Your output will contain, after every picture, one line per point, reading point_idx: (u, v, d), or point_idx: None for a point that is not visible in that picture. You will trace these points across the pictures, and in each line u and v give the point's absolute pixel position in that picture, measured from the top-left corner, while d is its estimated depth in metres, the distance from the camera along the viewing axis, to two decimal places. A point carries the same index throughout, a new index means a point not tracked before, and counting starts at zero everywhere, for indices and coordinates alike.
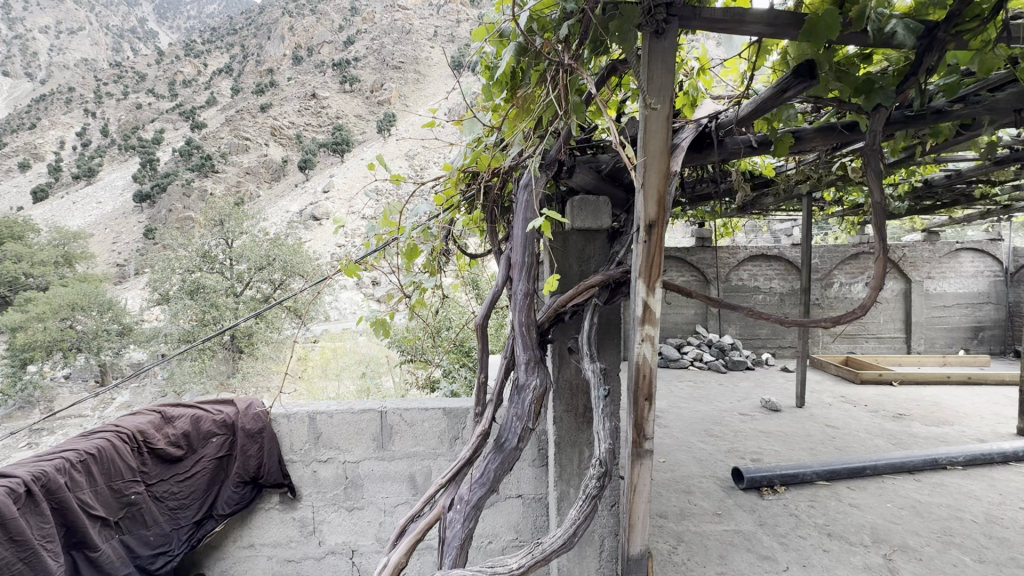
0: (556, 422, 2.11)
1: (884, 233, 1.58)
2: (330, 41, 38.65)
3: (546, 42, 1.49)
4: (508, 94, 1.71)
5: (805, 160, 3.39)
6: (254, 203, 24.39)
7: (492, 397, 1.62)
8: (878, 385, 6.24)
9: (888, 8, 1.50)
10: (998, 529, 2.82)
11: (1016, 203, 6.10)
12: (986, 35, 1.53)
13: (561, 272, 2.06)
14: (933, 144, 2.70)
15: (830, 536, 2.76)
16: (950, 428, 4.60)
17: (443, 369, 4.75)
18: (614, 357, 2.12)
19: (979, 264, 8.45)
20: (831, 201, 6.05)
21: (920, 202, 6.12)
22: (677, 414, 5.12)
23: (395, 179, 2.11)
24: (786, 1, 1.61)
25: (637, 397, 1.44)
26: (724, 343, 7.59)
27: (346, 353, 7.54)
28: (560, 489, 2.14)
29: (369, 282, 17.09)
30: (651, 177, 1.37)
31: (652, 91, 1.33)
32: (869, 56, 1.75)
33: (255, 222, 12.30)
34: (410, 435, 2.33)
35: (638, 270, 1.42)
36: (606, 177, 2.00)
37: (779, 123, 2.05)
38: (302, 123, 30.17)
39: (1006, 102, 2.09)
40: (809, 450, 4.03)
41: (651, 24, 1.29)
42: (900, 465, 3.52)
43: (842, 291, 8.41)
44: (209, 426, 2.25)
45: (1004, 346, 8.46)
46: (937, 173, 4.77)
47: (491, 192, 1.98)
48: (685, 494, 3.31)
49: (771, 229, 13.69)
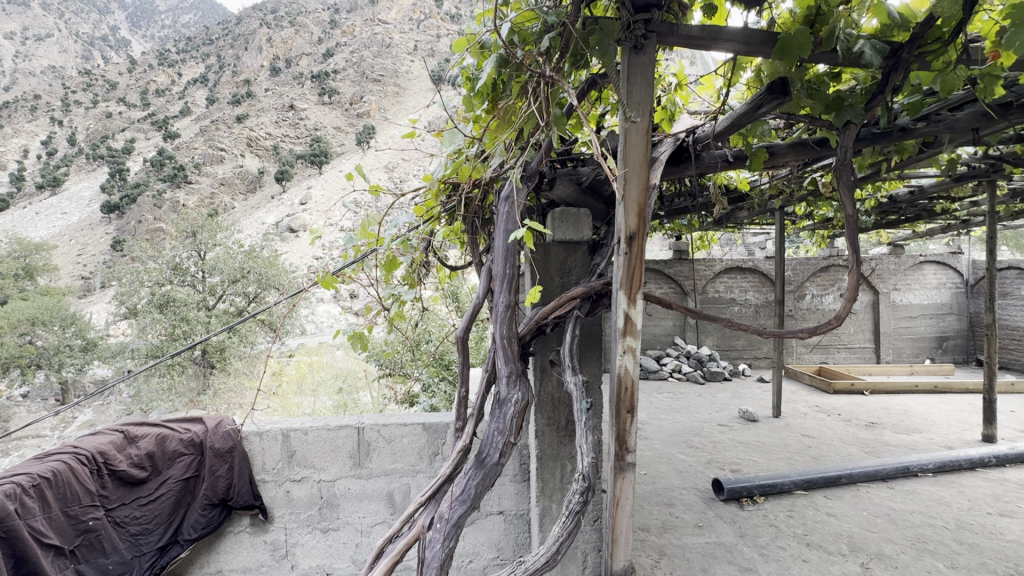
0: (537, 436, 2.08)
1: (857, 247, 1.62)
2: (308, 53, 38.44)
3: (526, 54, 1.50)
4: (489, 105, 1.71)
5: (777, 175, 3.47)
6: (229, 214, 23.91)
7: (472, 412, 1.59)
8: (850, 395, 6.40)
9: (856, 30, 1.58)
10: (968, 535, 2.88)
11: (974, 218, 6.39)
12: (947, 56, 1.61)
13: (542, 284, 2.05)
14: (898, 161, 2.81)
15: (809, 546, 2.78)
16: (919, 435, 4.72)
17: (422, 384, 4.68)
18: (596, 370, 2.11)
19: (942, 276, 8.81)
20: (803, 215, 6.23)
21: (885, 217, 6.36)
22: (657, 425, 5.14)
23: (373, 189, 2.07)
24: (759, 21, 1.67)
25: (619, 410, 1.43)
26: (701, 355, 7.69)
27: (322, 368, 7.38)
28: (542, 504, 2.10)
29: (346, 295, 16.86)
30: (631, 189, 1.37)
31: (632, 104, 1.34)
32: (838, 75, 1.82)
33: (229, 234, 12.04)
34: (388, 452, 2.26)
35: (619, 282, 1.41)
36: (586, 189, 2.04)
37: (754, 138, 2.11)
38: (279, 134, 29.87)
39: (964, 122, 2.20)
40: (787, 460, 4.08)
41: (630, 39, 1.31)
42: (874, 473, 3.59)
43: (814, 303, 8.63)
44: (176, 446, 2.15)
45: (967, 355, 8.80)
46: (901, 189, 4.96)
47: (471, 203, 1.96)
48: (666, 506, 3.30)
49: (745, 243, 14.05)
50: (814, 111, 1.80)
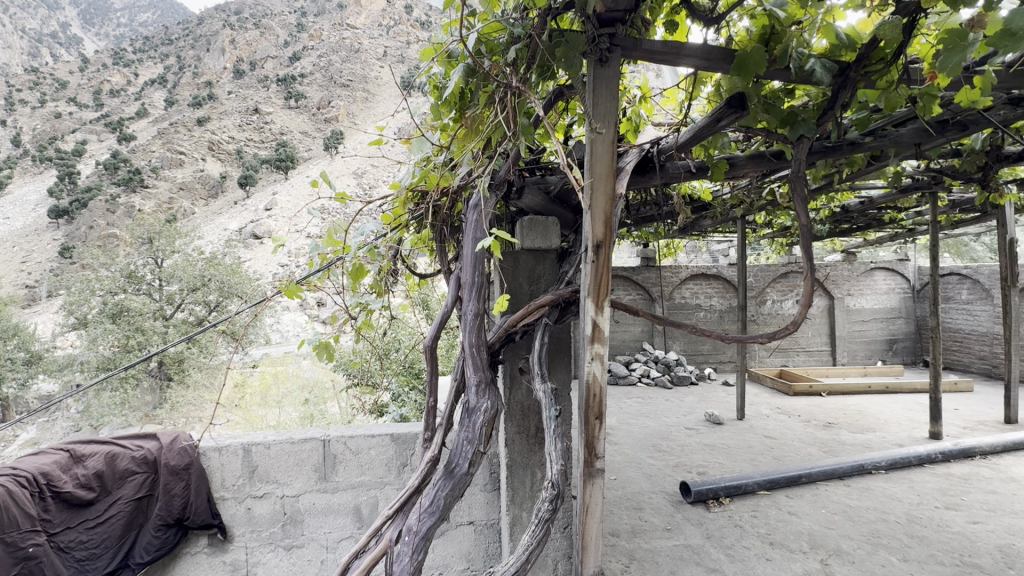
0: (507, 444, 2.08)
1: (811, 255, 1.69)
2: (274, 56, 37.58)
3: (493, 64, 1.51)
4: (457, 114, 1.72)
5: (738, 186, 3.61)
6: (188, 220, 23.04)
7: (442, 422, 1.58)
8: (809, 397, 6.66)
9: (807, 49, 1.67)
10: (917, 528, 3.03)
11: (919, 228, 6.79)
12: (889, 76, 1.71)
13: (511, 292, 2.06)
14: (849, 173, 2.96)
15: (772, 545, 2.86)
16: (872, 434, 4.94)
17: (391, 393, 4.60)
18: (565, 377, 2.13)
19: (891, 282, 9.29)
20: (763, 224, 6.46)
21: (838, 226, 6.69)
22: (626, 430, 5.20)
23: (340, 197, 2.04)
24: (718, 38, 1.75)
25: (588, 416, 1.44)
26: (669, 359, 7.86)
27: (287, 378, 7.15)
28: (513, 513, 2.10)
29: (314, 303, 16.47)
30: (597, 199, 1.39)
31: (597, 116, 1.37)
32: (791, 91, 1.91)
33: (188, 240, 11.59)
34: (356, 464, 2.21)
35: (586, 290, 1.43)
36: (554, 198, 2.07)
37: (715, 149, 2.19)
38: (243, 138, 29.08)
39: (907, 137, 2.34)
40: (750, 461, 4.21)
41: (595, 52, 1.34)
42: (831, 472, 3.74)
43: (774, 308, 8.96)
44: (127, 464, 2.04)
45: (915, 356, 9.29)
46: (852, 199, 5.21)
47: (439, 212, 1.96)
48: (635, 511, 3.33)
49: (709, 250, 14.49)
50: (771, 125, 1.87)
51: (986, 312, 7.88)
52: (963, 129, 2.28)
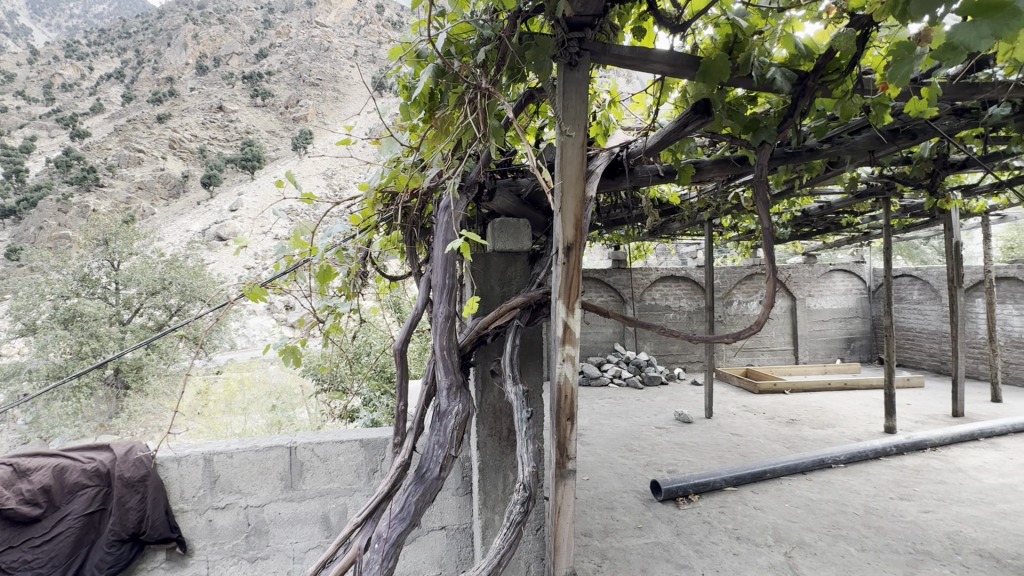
0: (479, 447, 2.08)
1: (773, 257, 1.74)
2: (239, 53, 36.47)
3: (463, 65, 1.51)
4: (427, 114, 1.70)
5: (705, 190, 3.70)
6: (147, 220, 22.10)
7: (412, 426, 1.56)
8: (773, 395, 6.88)
9: (768, 58, 1.73)
10: (874, 519, 3.16)
11: (873, 232, 7.11)
12: (845, 86, 1.79)
13: (482, 294, 2.06)
14: (808, 178, 3.08)
15: (738, 540, 2.93)
16: (832, 430, 5.13)
17: (362, 398, 4.52)
18: (537, 378, 2.14)
19: (848, 283, 9.70)
20: (729, 227, 6.65)
21: (799, 229, 6.94)
22: (598, 431, 5.25)
23: (306, 198, 2.00)
24: (684, 45, 1.80)
25: (559, 417, 1.44)
26: (640, 360, 8.00)
27: (253, 384, 6.92)
28: (485, 516, 2.08)
29: (281, 307, 16.03)
30: (568, 201, 1.39)
31: (567, 119, 1.38)
32: (753, 99, 1.97)
33: (147, 242, 11.10)
34: (324, 471, 2.16)
35: (557, 291, 1.43)
36: (525, 201, 2.09)
37: (682, 153, 2.24)
38: (206, 136, 28.13)
39: (862, 144, 2.45)
40: (718, 458, 4.31)
41: (565, 56, 1.35)
42: (794, 467, 3.87)
43: (740, 309, 9.22)
44: (76, 478, 1.93)
45: (871, 354, 9.71)
46: (812, 204, 5.42)
47: (409, 213, 1.94)
48: (607, 510, 3.36)
49: (678, 253, 14.83)
50: (735, 130, 1.93)
51: (935, 311, 8.31)
52: (912, 138, 2.40)
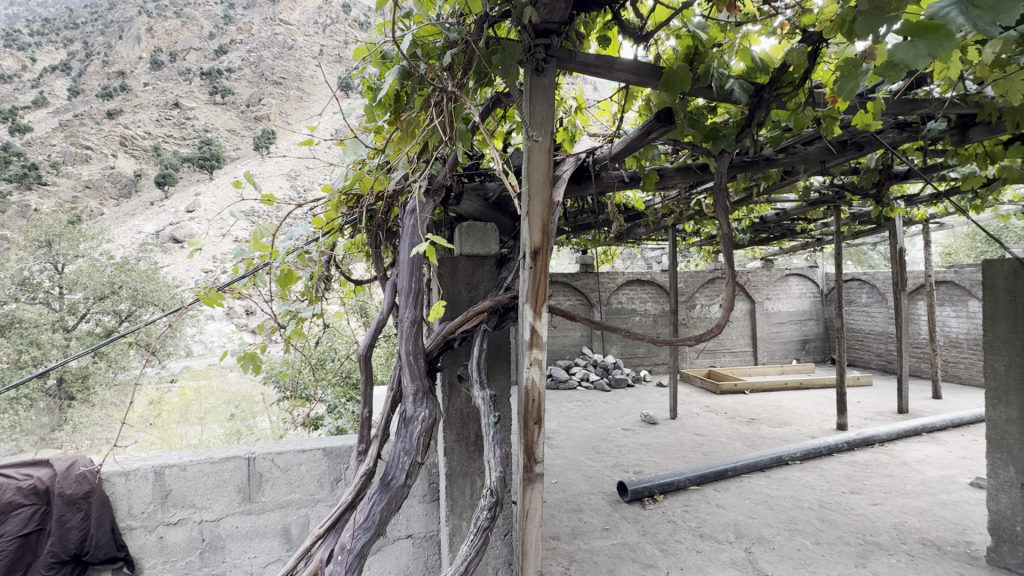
0: (446, 453, 2.06)
1: (732, 261, 1.80)
2: (197, 48, 35.04)
3: (430, 67, 1.50)
4: (392, 116, 1.68)
5: (668, 196, 3.80)
6: (95, 221, 20.92)
7: (377, 433, 1.54)
8: (734, 395, 7.11)
9: (727, 70, 1.80)
10: (828, 513, 3.30)
11: (825, 238, 7.46)
12: (798, 99, 1.87)
13: (449, 299, 2.04)
14: (765, 186, 3.20)
15: (702, 537, 3.01)
16: (788, 428, 5.34)
17: (326, 406, 4.41)
18: (505, 383, 2.14)
19: (803, 287, 10.13)
20: (692, 232, 6.84)
21: (757, 235, 7.21)
22: (567, 434, 5.29)
23: (266, 199, 1.93)
24: (647, 56, 1.84)
25: (526, 421, 1.44)
26: (607, 363, 8.11)
27: (211, 393, 6.63)
28: (452, 523, 2.06)
29: (241, 312, 15.46)
30: (535, 206, 1.40)
31: (534, 124, 1.39)
32: (714, 109, 2.03)
33: (95, 244, 10.50)
34: (284, 482, 2.09)
35: (525, 295, 1.43)
36: (493, 205, 2.09)
37: (645, 161, 2.30)
38: (161, 134, 26.93)
39: (814, 154, 2.57)
40: (682, 458, 4.42)
41: (532, 62, 1.36)
42: (754, 464, 4.00)
43: (702, 312, 9.49)
44: (11, 496, 1.78)
45: (823, 354, 10.17)
46: (769, 211, 5.63)
47: (375, 216, 1.91)
48: (575, 513, 3.39)
49: (643, 257, 15.17)
50: (696, 139, 1.98)
51: (881, 313, 8.78)
52: (859, 149, 2.53)
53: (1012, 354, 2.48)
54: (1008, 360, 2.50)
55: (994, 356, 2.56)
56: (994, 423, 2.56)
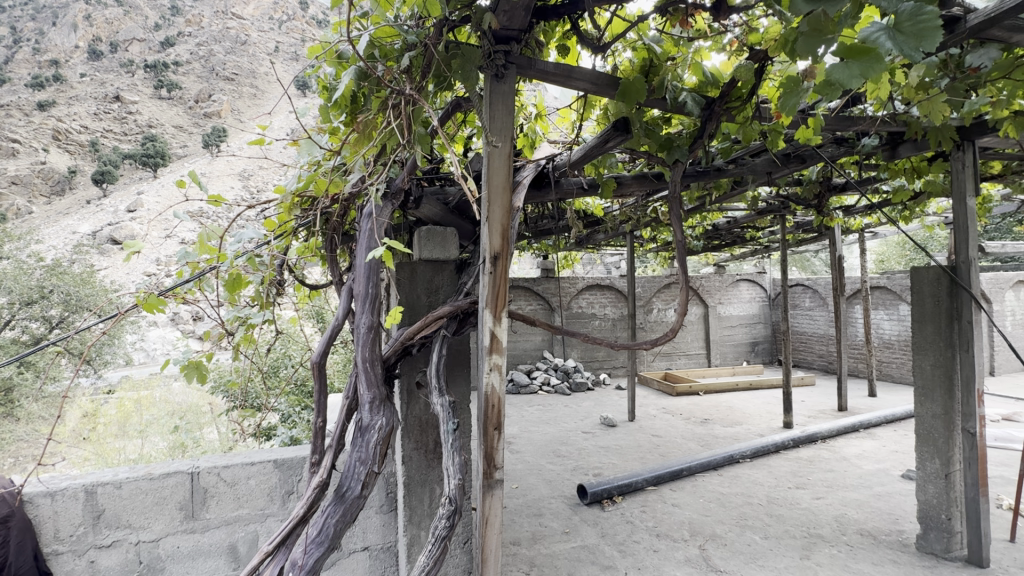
0: (404, 462, 2.02)
1: (686, 267, 1.86)
2: (140, 39, 32.98)
3: (387, 70, 1.48)
4: (348, 117, 1.64)
5: (626, 204, 3.89)
6: (22, 221, 19.35)
7: (331, 443, 1.49)
8: (689, 396, 7.34)
9: (681, 83, 1.87)
10: (776, 508, 3.45)
11: (772, 245, 7.83)
12: (746, 113, 1.96)
13: (407, 304, 2.01)
14: (717, 196, 3.35)
15: (658, 537, 3.08)
16: (739, 427, 5.55)
17: (279, 415, 4.25)
18: (464, 389, 2.14)
19: (752, 292, 10.60)
20: (648, 239, 7.02)
21: (710, 242, 7.50)
22: (528, 438, 5.30)
23: (214, 200, 1.84)
24: (606, 66, 1.89)
25: (486, 427, 1.42)
26: (568, 367, 8.20)
27: (152, 404, 6.23)
28: (410, 533, 2.02)
29: (187, 318, 14.67)
30: (495, 211, 1.39)
31: (494, 129, 1.38)
32: (669, 120, 2.10)
33: (21, 245, 9.70)
34: (231, 498, 1.99)
35: (484, 301, 1.42)
36: (453, 209, 2.08)
37: (604, 168, 2.36)
38: (99, 128, 25.29)
39: (761, 166, 2.70)
40: (640, 459, 4.52)
41: (492, 67, 1.37)
42: (707, 464, 4.13)
43: (659, 316, 9.76)
44: None
45: (771, 356, 10.68)
46: (721, 219, 5.87)
47: (330, 219, 1.87)
48: (536, 517, 3.39)
49: (603, 263, 15.49)
50: (652, 148, 2.04)
51: (823, 317, 9.30)
52: (801, 162, 2.68)
53: (937, 354, 2.68)
54: (934, 360, 2.70)
55: (922, 357, 2.76)
56: (922, 417, 2.77)
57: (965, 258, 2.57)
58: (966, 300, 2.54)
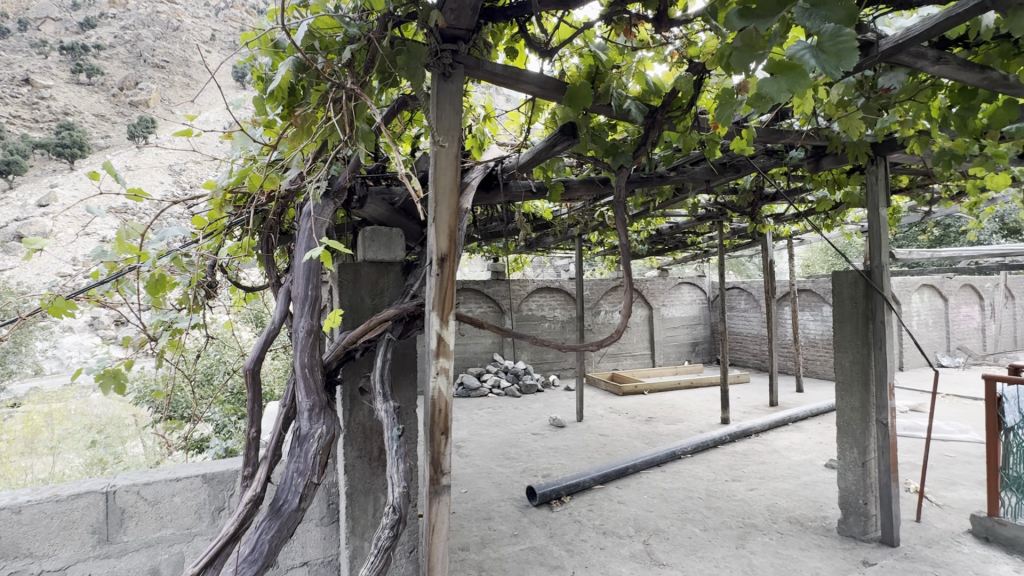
0: (347, 471, 1.95)
1: (630, 270, 1.90)
2: (55, 18, 30.04)
3: (327, 62, 1.42)
4: (286, 111, 1.56)
5: (574, 208, 3.96)
6: None
7: (266, 455, 1.41)
8: (634, 396, 7.57)
9: (626, 91, 1.92)
10: (714, 501, 3.61)
11: (711, 250, 8.23)
12: (686, 122, 2.04)
13: (350, 307, 1.94)
14: (660, 202, 3.48)
15: (604, 534, 3.14)
16: (681, 424, 5.78)
17: (214, 425, 4.00)
18: (411, 394, 2.09)
19: (693, 294, 11.09)
20: (597, 242, 7.18)
21: (654, 246, 7.79)
22: (477, 441, 5.27)
23: (134, 193, 1.69)
24: (553, 71, 1.92)
25: (432, 432, 1.38)
26: (518, 369, 8.25)
27: (66, 417, 5.67)
28: (353, 545, 1.95)
29: (108, 322, 13.49)
30: (442, 212, 1.36)
31: (441, 129, 1.36)
32: (614, 125, 2.16)
33: None
34: (153, 517, 1.84)
35: (431, 303, 1.39)
36: (398, 210, 2.04)
37: (551, 172, 2.39)
38: (4, 113, 22.81)
39: (700, 174, 2.83)
40: (587, 459, 4.60)
41: (438, 66, 1.34)
42: (651, 461, 4.27)
43: (606, 318, 10.02)
44: None
45: (710, 355, 11.22)
46: (664, 224, 6.11)
47: (267, 217, 1.77)
48: (485, 521, 3.37)
49: (553, 265, 15.72)
50: (598, 153, 2.08)
51: (756, 317, 9.89)
52: (736, 172, 2.83)
53: (855, 352, 2.90)
54: (852, 357, 2.92)
55: (842, 354, 2.98)
56: (843, 410, 2.98)
57: (879, 263, 2.80)
58: (879, 301, 2.77)
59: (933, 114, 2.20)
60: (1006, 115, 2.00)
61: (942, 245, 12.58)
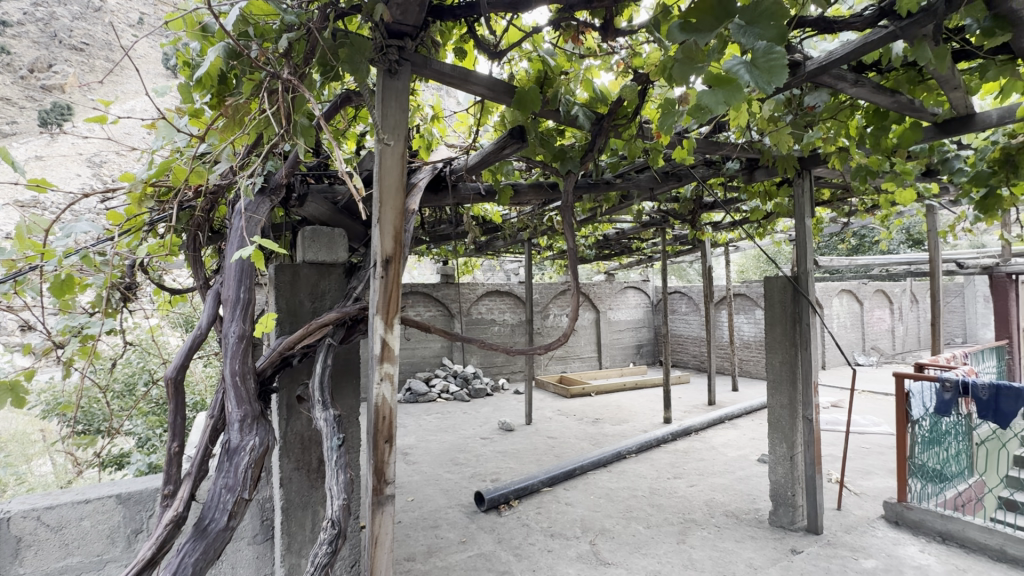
0: (282, 484, 1.84)
1: (577, 274, 1.93)
2: None
3: (261, 50, 1.34)
4: (215, 100, 1.46)
5: (523, 212, 3.99)
6: None
7: (190, 471, 1.30)
8: (581, 398, 7.71)
9: (573, 97, 1.95)
10: (657, 498, 3.73)
11: (655, 256, 8.55)
12: (630, 130, 2.10)
13: (288, 310, 1.84)
14: (606, 207, 3.57)
15: (552, 536, 3.16)
16: (626, 424, 5.94)
17: (136, 439, 3.69)
18: (353, 401, 2.01)
19: (638, 298, 11.46)
20: (546, 246, 7.26)
21: (601, 251, 7.98)
22: (425, 447, 5.17)
23: (36, 183, 1.51)
24: (501, 73, 1.92)
25: (376, 441, 1.32)
26: (467, 373, 8.19)
27: None
28: (288, 563, 1.85)
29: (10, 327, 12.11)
30: (386, 213, 1.32)
31: (386, 127, 1.31)
32: (563, 130, 2.21)
33: None
34: (56, 545, 1.65)
35: (375, 306, 1.33)
36: (341, 209, 1.98)
37: (500, 175, 2.38)
38: None
39: (644, 181, 2.92)
40: (536, 462, 4.62)
41: (384, 62, 1.30)
42: (597, 461, 4.35)
43: (555, 321, 10.16)
44: None
45: (653, 357, 11.62)
46: (611, 230, 6.27)
47: (194, 213, 1.65)
48: (432, 529, 3.30)
49: (502, 269, 15.73)
50: (546, 158, 2.10)
51: (696, 320, 10.37)
52: (678, 180, 2.94)
53: (785, 353, 3.09)
54: (782, 357, 3.10)
55: (773, 355, 3.16)
56: (773, 408, 3.17)
57: (806, 270, 2.99)
58: (805, 306, 2.96)
59: (852, 132, 2.39)
60: (913, 136, 2.19)
61: (858, 253, 13.73)
